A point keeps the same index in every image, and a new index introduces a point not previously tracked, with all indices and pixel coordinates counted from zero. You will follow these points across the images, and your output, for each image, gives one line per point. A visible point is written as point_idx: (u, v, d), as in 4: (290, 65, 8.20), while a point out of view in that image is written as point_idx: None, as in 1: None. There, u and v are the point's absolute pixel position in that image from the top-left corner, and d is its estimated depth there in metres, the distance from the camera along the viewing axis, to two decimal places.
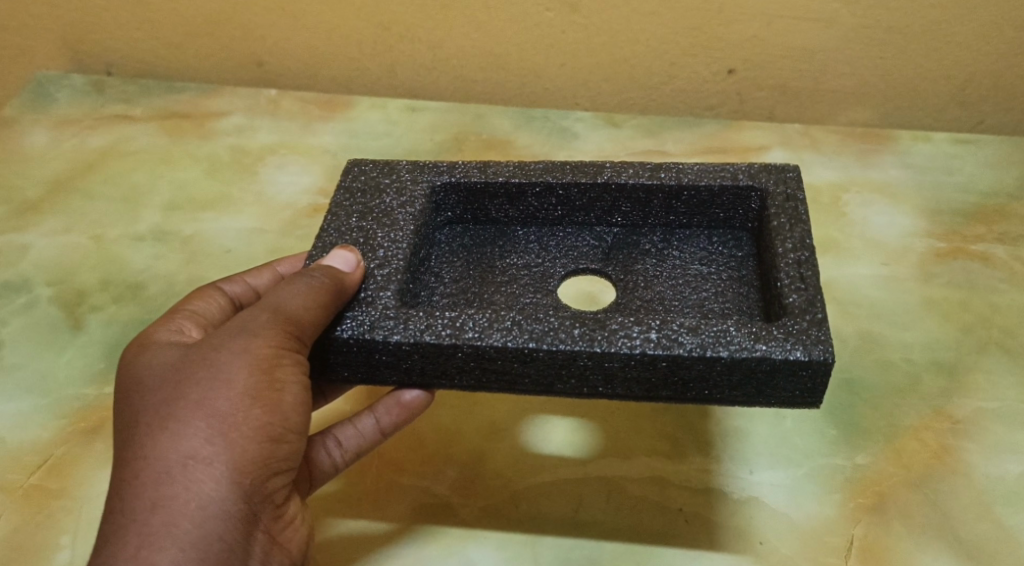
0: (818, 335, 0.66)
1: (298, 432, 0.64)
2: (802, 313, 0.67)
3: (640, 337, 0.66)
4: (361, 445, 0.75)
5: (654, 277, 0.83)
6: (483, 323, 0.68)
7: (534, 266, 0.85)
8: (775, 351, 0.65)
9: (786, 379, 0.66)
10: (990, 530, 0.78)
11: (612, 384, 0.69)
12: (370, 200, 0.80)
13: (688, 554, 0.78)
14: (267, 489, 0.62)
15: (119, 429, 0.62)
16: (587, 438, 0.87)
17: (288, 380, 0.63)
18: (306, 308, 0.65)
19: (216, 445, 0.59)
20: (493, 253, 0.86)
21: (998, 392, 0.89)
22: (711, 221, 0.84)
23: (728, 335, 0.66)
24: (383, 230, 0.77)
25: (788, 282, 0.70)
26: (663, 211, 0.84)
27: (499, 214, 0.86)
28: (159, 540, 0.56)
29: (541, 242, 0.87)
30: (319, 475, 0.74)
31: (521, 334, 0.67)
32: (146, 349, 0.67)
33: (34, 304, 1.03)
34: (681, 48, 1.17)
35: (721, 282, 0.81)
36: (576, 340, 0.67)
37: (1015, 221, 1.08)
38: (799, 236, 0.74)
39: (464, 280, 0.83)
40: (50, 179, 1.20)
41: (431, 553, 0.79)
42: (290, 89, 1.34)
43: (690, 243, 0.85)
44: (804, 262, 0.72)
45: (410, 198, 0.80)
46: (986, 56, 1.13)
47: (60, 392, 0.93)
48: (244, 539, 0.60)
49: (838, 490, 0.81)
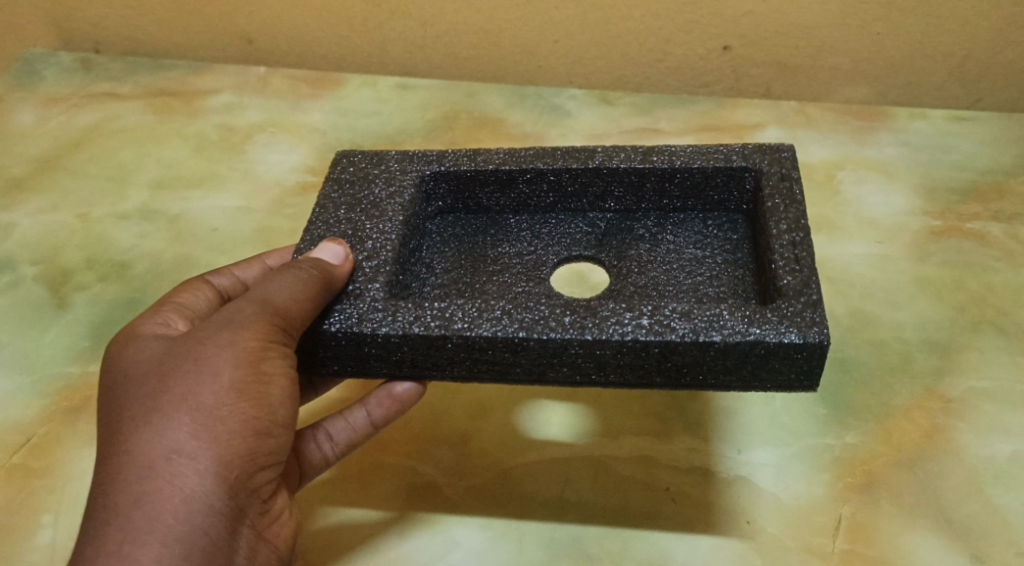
0: (814, 317, 0.64)
1: (285, 426, 0.63)
2: (796, 295, 0.66)
3: (632, 323, 0.65)
4: (353, 437, 0.75)
5: (648, 262, 0.81)
6: (471, 313, 0.67)
7: (527, 254, 0.83)
8: (770, 334, 0.64)
9: (782, 363, 0.65)
10: (980, 509, 0.77)
11: (605, 371, 0.67)
12: (359, 191, 0.79)
13: (676, 535, 0.77)
14: (252, 483, 0.61)
15: (103, 423, 0.61)
16: (581, 418, 0.86)
17: (274, 372, 0.62)
18: (293, 300, 0.64)
19: (200, 439, 0.58)
20: (486, 242, 0.84)
21: (991, 371, 0.88)
22: (705, 204, 0.83)
23: (721, 319, 0.65)
24: (372, 222, 0.76)
25: (783, 264, 0.69)
26: (657, 195, 0.83)
27: (490, 203, 0.85)
28: (143, 536, 0.55)
29: (534, 230, 0.85)
30: (309, 469, 0.73)
31: (511, 324, 0.66)
32: (131, 341, 0.66)
33: (19, 284, 1.02)
34: (677, 24, 1.14)
35: (716, 266, 0.79)
36: (567, 328, 0.65)
37: (1012, 200, 1.06)
38: (794, 217, 0.72)
39: (456, 270, 0.82)
40: (36, 157, 1.19)
41: (418, 538, 0.78)
42: (280, 66, 1.32)
43: (684, 227, 0.83)
44: (800, 243, 0.70)
45: (399, 188, 0.79)
46: (986, 32, 1.11)
47: (44, 371, 0.92)
48: (230, 533, 0.59)
49: (827, 469, 0.81)
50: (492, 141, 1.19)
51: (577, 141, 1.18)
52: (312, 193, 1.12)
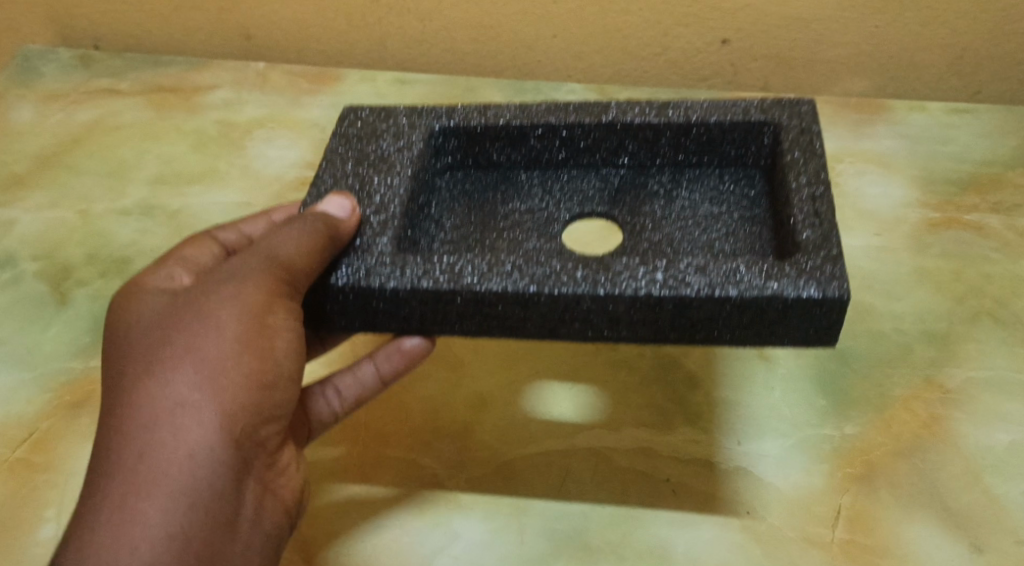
0: (834, 271, 0.64)
1: (290, 379, 0.63)
2: (815, 249, 0.66)
3: (646, 278, 0.65)
4: (361, 393, 0.76)
5: (662, 218, 0.83)
6: (482, 269, 0.67)
7: (538, 211, 0.85)
8: (787, 287, 0.64)
9: (799, 318, 0.65)
10: (979, 498, 0.78)
11: (617, 327, 0.67)
12: (366, 145, 0.79)
13: (676, 524, 0.77)
14: (258, 436, 0.61)
15: (108, 375, 0.61)
16: (583, 401, 0.88)
17: (279, 325, 0.62)
18: (298, 254, 0.64)
19: (204, 393, 0.58)
20: (496, 198, 0.86)
21: (989, 361, 0.88)
22: (722, 159, 0.84)
23: (737, 274, 0.65)
24: (380, 177, 0.76)
25: (802, 219, 0.69)
26: (672, 150, 0.84)
27: (501, 158, 0.86)
28: (146, 488, 0.55)
29: (545, 186, 0.87)
30: (317, 424, 0.74)
31: (522, 279, 0.66)
32: (137, 296, 0.67)
33: (20, 280, 1.02)
34: (675, 18, 1.15)
35: (731, 222, 0.81)
36: (579, 282, 0.65)
37: (1010, 191, 1.06)
38: (813, 170, 0.73)
39: (465, 229, 0.83)
40: (36, 154, 1.19)
41: (419, 529, 0.78)
42: (278, 62, 1.32)
43: (699, 184, 0.85)
44: (820, 197, 0.70)
45: (408, 142, 0.80)
46: (985, 23, 1.11)
47: (46, 366, 0.92)
48: (236, 486, 0.59)
49: (826, 459, 0.81)
50: None
51: None
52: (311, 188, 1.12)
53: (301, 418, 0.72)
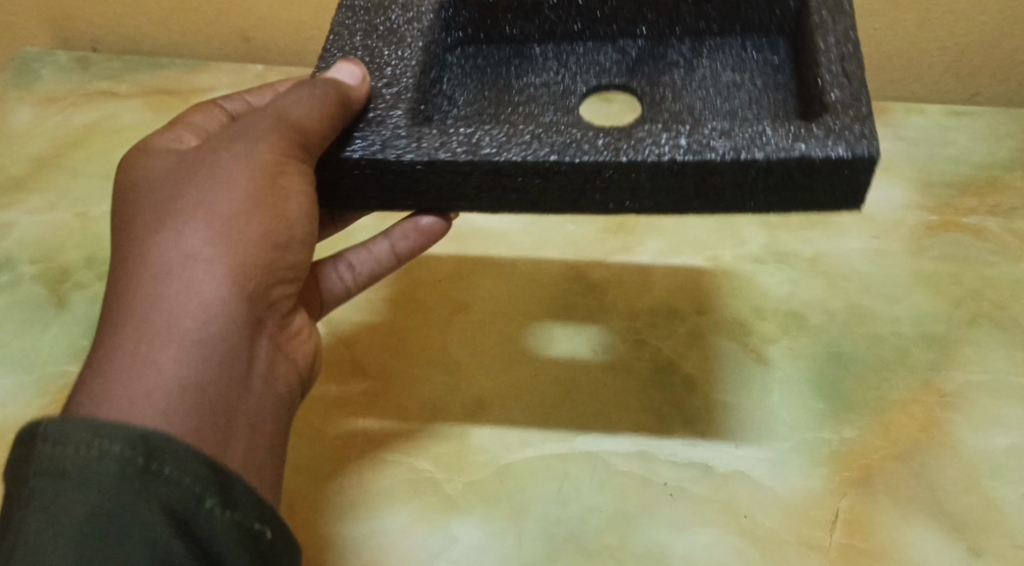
0: (862, 131, 0.64)
1: (303, 242, 0.64)
2: (843, 110, 0.66)
3: (669, 144, 0.64)
4: (375, 269, 0.79)
5: (682, 87, 0.84)
6: (501, 136, 0.66)
7: (554, 84, 0.86)
8: (814, 148, 0.63)
9: (826, 180, 0.65)
10: (977, 502, 0.78)
11: (639, 198, 0.67)
12: (375, 18, 0.78)
13: (675, 529, 0.77)
14: (269, 297, 0.62)
15: (117, 230, 0.62)
16: (588, 340, 0.93)
17: (293, 185, 0.62)
18: (310, 119, 0.64)
19: (217, 246, 0.58)
20: (509, 73, 0.87)
21: (987, 364, 0.88)
22: (744, 26, 0.84)
23: (764, 136, 0.64)
24: (391, 49, 0.76)
25: (829, 78, 0.69)
26: (692, 17, 0.84)
27: (515, 30, 0.87)
28: (161, 337, 0.55)
29: (560, 59, 0.87)
30: (329, 297, 0.78)
31: (541, 148, 0.65)
32: (144, 154, 0.66)
33: (18, 283, 1.02)
34: None
35: (753, 90, 0.81)
36: (600, 151, 0.64)
37: (1008, 193, 1.07)
38: (842, 29, 0.72)
39: (478, 107, 0.83)
40: (35, 156, 1.19)
41: (417, 534, 0.78)
42: (277, 64, 1.32)
43: (718, 53, 0.85)
44: (847, 56, 0.70)
45: (418, 14, 0.79)
46: (983, 25, 1.11)
47: (44, 369, 0.92)
48: (250, 343, 0.60)
49: (824, 463, 0.81)
50: None
51: None
52: None
53: (313, 292, 0.76)
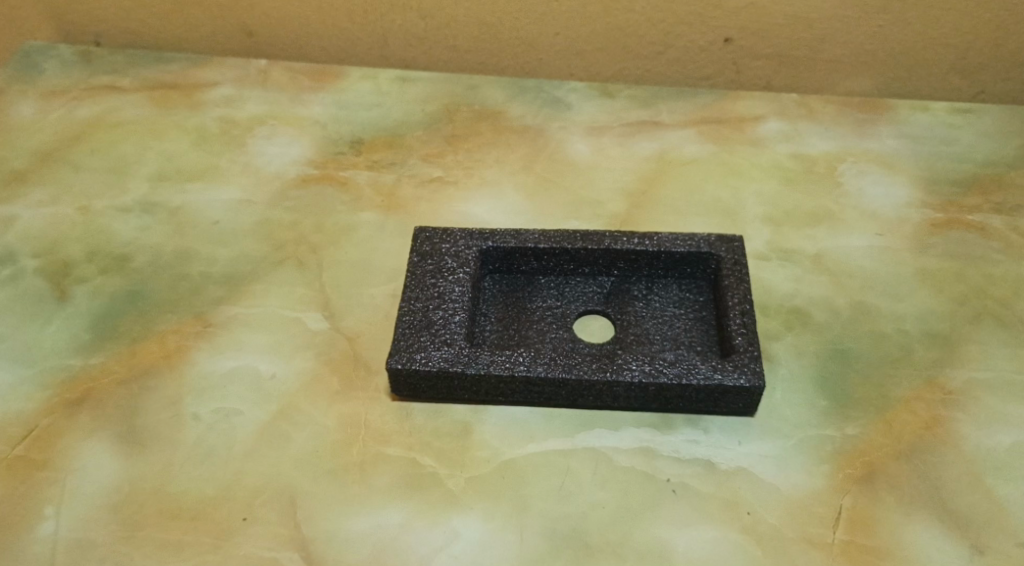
0: (757, 368, 0.83)
1: None
2: (745, 351, 0.84)
3: (638, 368, 0.84)
4: None
5: (644, 316, 0.94)
6: (529, 361, 0.85)
7: (556, 308, 0.95)
8: (728, 378, 0.82)
9: (734, 399, 0.83)
10: (982, 499, 0.78)
11: (617, 399, 0.85)
12: (436, 262, 0.94)
13: (677, 525, 0.77)
14: None
15: None
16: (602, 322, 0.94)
17: None
18: None
19: None
20: (524, 297, 0.97)
21: (991, 362, 0.88)
22: (679, 275, 0.97)
23: (696, 367, 0.83)
24: (450, 286, 0.91)
25: (734, 326, 0.87)
26: (647, 262, 0.96)
27: (526, 266, 0.98)
28: None
29: (559, 289, 0.97)
30: None
31: (557, 368, 0.84)
32: None
33: (19, 277, 1.01)
34: (679, 16, 1.15)
35: (688, 321, 0.93)
36: (596, 371, 0.83)
37: (1012, 191, 1.07)
38: (742, 295, 0.90)
39: (506, 319, 0.94)
40: (36, 150, 1.18)
41: (417, 528, 0.77)
42: (280, 59, 1.32)
43: (666, 291, 0.97)
44: (748, 313, 0.88)
45: (464, 261, 0.94)
46: (986, 23, 1.12)
47: (46, 363, 0.91)
48: None
49: (827, 460, 0.81)
50: (492, 133, 1.19)
51: (577, 133, 1.18)
52: (312, 185, 1.12)
53: None
